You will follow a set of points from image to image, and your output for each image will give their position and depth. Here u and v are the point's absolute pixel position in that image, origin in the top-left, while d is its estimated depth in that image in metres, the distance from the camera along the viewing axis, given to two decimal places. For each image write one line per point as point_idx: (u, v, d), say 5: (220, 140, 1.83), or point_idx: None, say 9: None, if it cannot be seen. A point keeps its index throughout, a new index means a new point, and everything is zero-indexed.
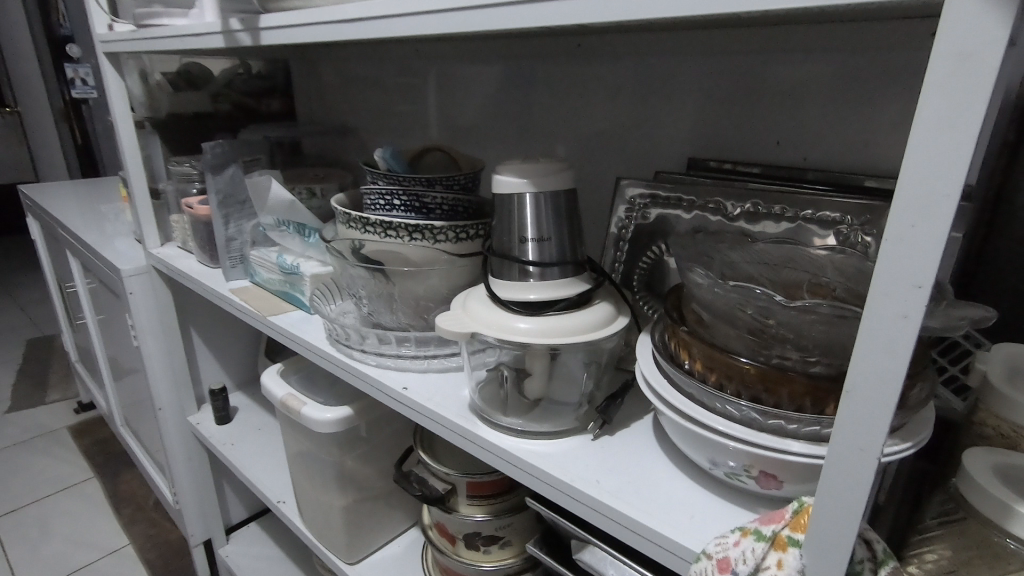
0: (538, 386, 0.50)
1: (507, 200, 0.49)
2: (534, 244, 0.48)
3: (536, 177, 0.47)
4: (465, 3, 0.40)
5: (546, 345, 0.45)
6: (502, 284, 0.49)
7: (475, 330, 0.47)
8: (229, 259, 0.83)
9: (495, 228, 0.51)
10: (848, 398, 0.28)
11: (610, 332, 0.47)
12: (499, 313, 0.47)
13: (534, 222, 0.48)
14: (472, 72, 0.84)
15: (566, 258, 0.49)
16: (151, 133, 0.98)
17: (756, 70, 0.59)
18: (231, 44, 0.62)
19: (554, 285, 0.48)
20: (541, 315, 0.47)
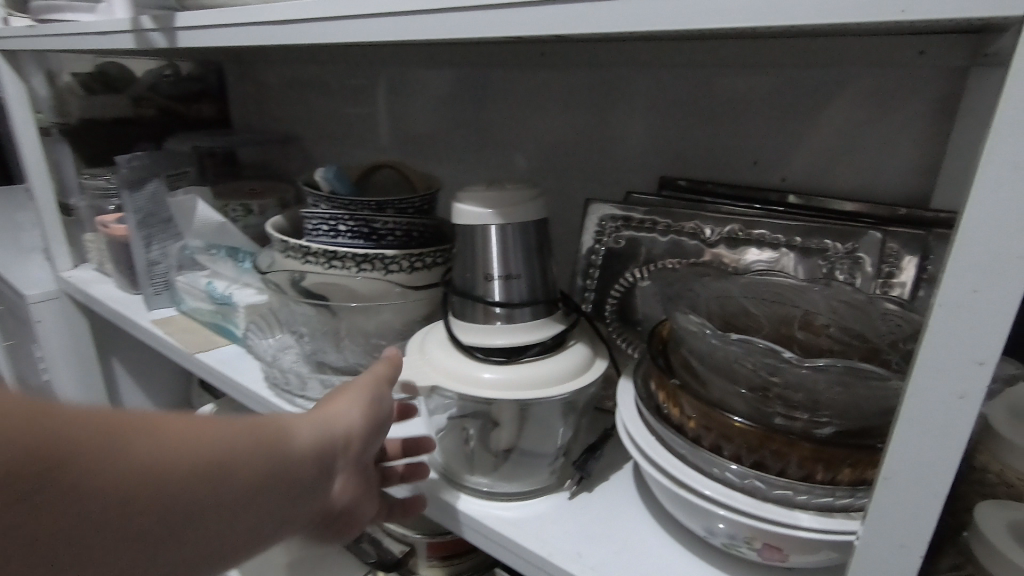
0: (507, 440, 0.43)
1: (469, 232, 0.43)
2: (500, 282, 0.43)
3: (502, 206, 0.42)
4: (418, 5, 0.34)
5: (516, 401, 0.40)
6: (464, 326, 0.44)
7: (434, 383, 0.41)
8: (152, 286, 0.74)
9: (456, 258, 0.46)
10: (884, 484, 0.24)
11: (589, 379, 0.42)
12: (462, 362, 0.42)
13: (501, 258, 0.43)
14: (425, 78, 0.78)
15: (537, 296, 0.44)
16: (59, 141, 0.87)
17: (729, 84, 0.55)
18: (142, 44, 0.53)
19: (525, 328, 0.42)
20: (511, 364, 0.41)
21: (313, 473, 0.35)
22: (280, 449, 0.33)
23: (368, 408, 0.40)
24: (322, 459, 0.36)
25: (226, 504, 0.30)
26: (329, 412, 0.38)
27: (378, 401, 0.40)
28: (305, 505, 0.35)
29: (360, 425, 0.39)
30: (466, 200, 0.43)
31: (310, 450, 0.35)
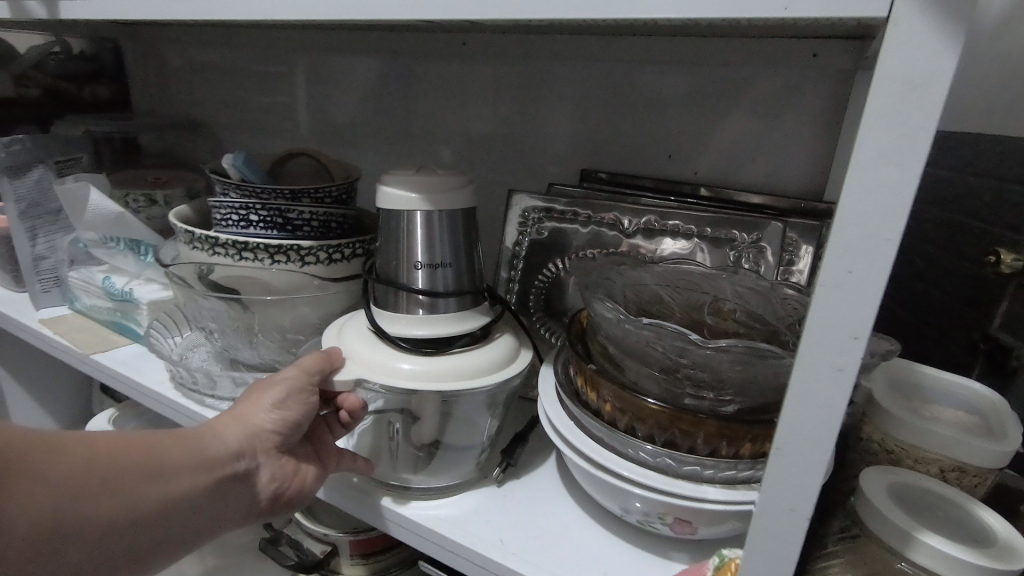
0: (429, 432, 0.43)
1: (394, 217, 0.42)
2: (425, 270, 0.43)
3: (429, 190, 0.41)
4: None
5: (447, 390, 0.39)
6: (387, 316, 0.43)
7: (354, 374, 0.40)
8: (40, 283, 0.68)
9: (378, 243, 0.45)
10: (776, 454, 0.26)
11: (513, 372, 0.42)
12: (390, 352, 0.40)
13: (427, 245, 0.42)
14: (344, 65, 0.75)
15: (462, 287, 0.44)
16: None
17: (645, 80, 0.57)
18: (17, 15, 0.48)
19: (453, 318, 0.43)
20: (443, 355, 0.41)
21: (214, 475, 0.38)
22: (175, 453, 0.36)
23: (299, 395, 0.41)
24: (228, 461, 0.39)
25: (118, 514, 0.33)
26: (243, 415, 0.40)
27: (294, 402, 0.40)
28: (231, 499, 0.40)
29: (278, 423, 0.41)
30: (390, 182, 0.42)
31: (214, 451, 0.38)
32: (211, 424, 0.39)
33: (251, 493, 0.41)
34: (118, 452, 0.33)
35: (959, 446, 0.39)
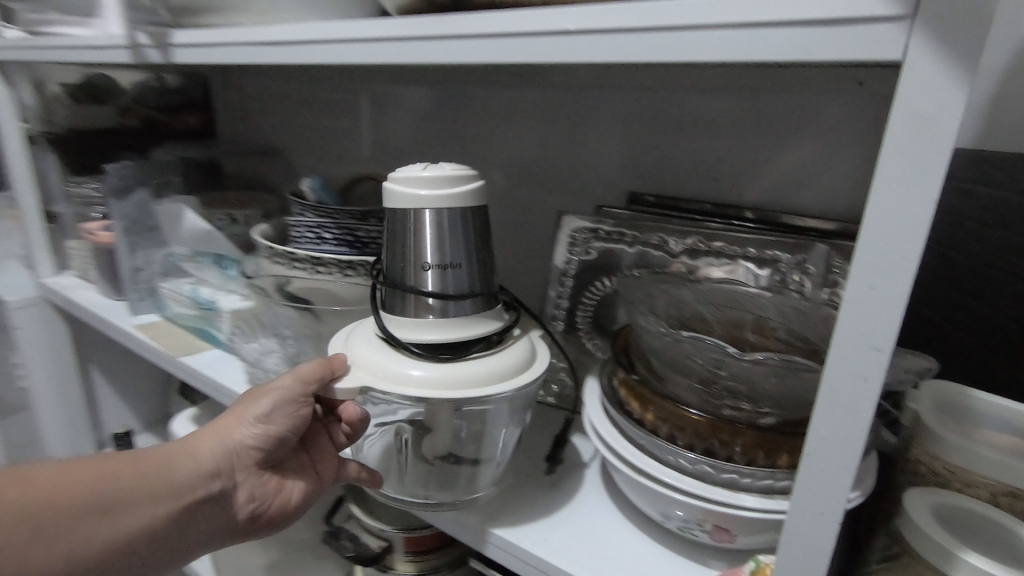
0: (441, 444, 0.45)
1: (403, 216, 0.43)
2: (436, 271, 0.43)
3: (440, 189, 0.42)
4: (395, 32, 0.37)
5: (445, 399, 0.39)
6: (396, 321, 0.44)
7: (367, 384, 0.40)
8: (136, 292, 0.75)
9: (386, 244, 0.45)
10: (807, 459, 0.27)
11: (526, 378, 0.42)
12: (394, 359, 0.41)
13: (436, 247, 0.42)
14: (406, 95, 0.81)
15: (472, 289, 0.44)
16: (47, 150, 0.89)
17: (691, 107, 0.60)
18: (136, 60, 0.56)
19: (462, 327, 0.43)
20: (445, 363, 0.41)
21: (189, 496, 0.44)
22: (146, 476, 0.43)
23: (281, 416, 0.45)
24: (208, 482, 0.45)
25: (86, 533, 0.39)
26: (220, 434, 0.47)
27: (274, 420, 0.45)
28: (206, 516, 0.46)
29: (259, 443, 0.47)
30: (398, 181, 0.43)
31: (199, 476, 0.45)
32: (189, 444, 0.46)
33: (229, 509, 0.47)
34: (82, 480, 0.40)
35: (1010, 470, 0.39)
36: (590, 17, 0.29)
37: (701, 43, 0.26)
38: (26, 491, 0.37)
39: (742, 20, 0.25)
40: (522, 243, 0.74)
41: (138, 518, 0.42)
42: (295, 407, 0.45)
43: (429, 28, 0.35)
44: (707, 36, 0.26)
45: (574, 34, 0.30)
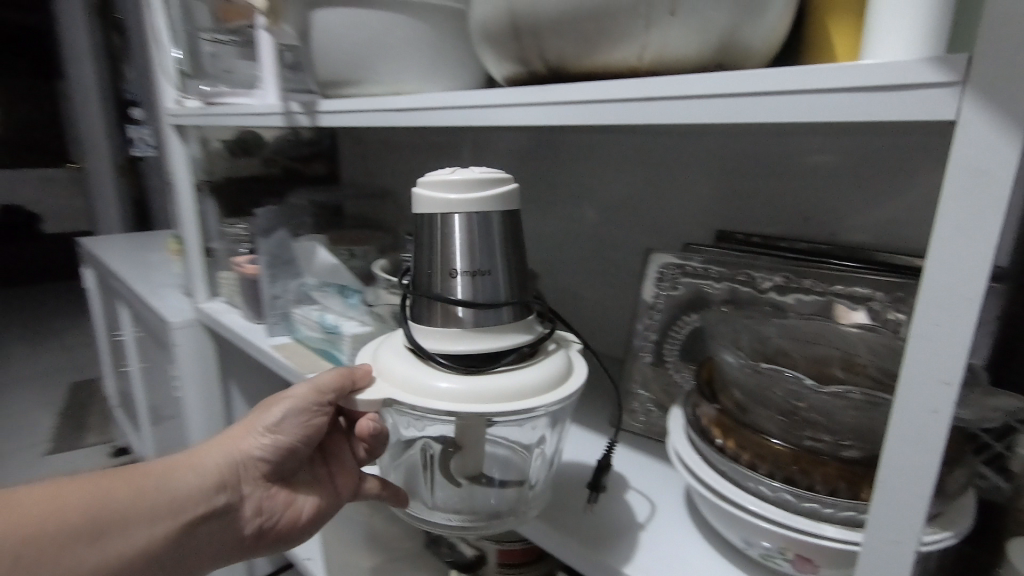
0: (469, 462, 0.50)
1: (432, 221, 0.45)
2: (465, 278, 0.45)
3: (469, 193, 0.44)
4: (505, 100, 0.43)
5: (463, 413, 0.40)
6: (425, 332, 0.46)
7: (393, 395, 0.43)
8: (273, 316, 0.87)
9: (418, 253, 0.48)
10: (880, 488, 0.29)
11: (550, 395, 0.43)
12: (417, 372, 0.43)
13: (463, 255, 0.45)
14: (505, 142, 0.89)
15: (500, 298, 0.46)
16: (207, 196, 1.04)
17: (778, 149, 0.62)
18: (289, 124, 0.67)
19: (487, 340, 0.44)
20: (466, 377, 0.42)
21: (200, 504, 0.54)
22: (157, 486, 0.51)
23: (290, 426, 0.55)
24: (217, 492, 0.55)
25: (95, 538, 0.47)
26: (230, 449, 0.56)
27: (283, 431, 0.55)
28: (211, 523, 0.55)
29: (266, 454, 0.57)
30: (426, 187, 0.45)
31: (208, 488, 0.54)
32: (201, 457, 0.55)
33: (235, 517, 0.57)
34: (99, 489, 0.48)
35: None
36: (670, 87, 0.34)
37: (768, 109, 0.30)
38: (59, 504, 0.46)
39: (806, 89, 0.29)
40: (612, 277, 0.79)
41: (146, 530, 0.50)
42: (298, 423, 0.55)
43: (534, 96, 0.41)
44: (774, 102, 0.30)
45: (656, 101, 0.35)
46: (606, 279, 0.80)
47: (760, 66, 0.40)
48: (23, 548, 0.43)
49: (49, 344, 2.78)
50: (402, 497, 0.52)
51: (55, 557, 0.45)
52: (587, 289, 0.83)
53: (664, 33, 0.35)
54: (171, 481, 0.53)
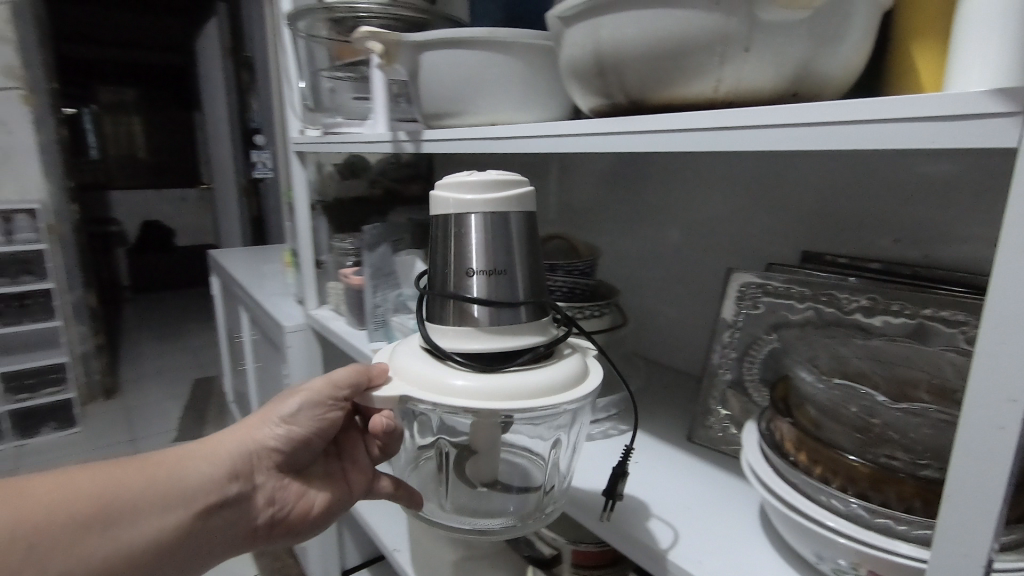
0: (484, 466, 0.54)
1: (452, 222, 0.49)
2: (481, 276, 0.48)
3: (485, 193, 0.47)
4: (592, 130, 0.48)
5: (476, 409, 0.42)
6: (441, 331, 0.48)
7: (411, 392, 0.45)
8: (374, 323, 0.95)
9: (436, 256, 0.51)
10: (948, 501, 0.30)
11: (563, 395, 0.44)
12: (432, 370, 0.45)
13: (478, 254, 0.48)
14: (590, 164, 0.94)
15: (513, 296, 0.48)
16: (320, 215, 1.17)
17: (866, 170, 0.61)
18: (396, 151, 0.76)
19: (500, 339, 0.46)
20: (480, 374, 0.44)
21: (214, 491, 0.59)
22: (167, 476, 0.57)
23: (302, 419, 0.61)
24: (230, 481, 0.61)
25: (100, 525, 0.52)
26: (244, 441, 0.62)
27: (295, 423, 0.61)
28: (220, 513, 0.60)
29: (279, 444, 0.63)
30: (446, 189, 0.49)
31: (221, 477, 0.60)
32: (217, 449, 0.61)
33: (245, 506, 0.62)
34: (107, 479, 0.54)
35: None
36: (747, 116, 0.37)
37: (838, 137, 0.33)
38: (67, 491, 0.51)
39: (872, 118, 0.31)
40: (693, 295, 0.81)
41: (158, 518, 0.55)
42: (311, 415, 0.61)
43: (619, 126, 0.46)
44: (843, 130, 0.32)
45: (731, 130, 0.38)
46: (688, 297, 0.81)
47: (836, 97, 0.41)
48: (38, 537, 0.48)
49: (178, 343, 3.13)
50: (418, 499, 0.56)
51: (68, 544, 0.50)
52: (669, 306, 0.84)
53: (741, 67, 0.38)
54: (182, 471, 0.58)
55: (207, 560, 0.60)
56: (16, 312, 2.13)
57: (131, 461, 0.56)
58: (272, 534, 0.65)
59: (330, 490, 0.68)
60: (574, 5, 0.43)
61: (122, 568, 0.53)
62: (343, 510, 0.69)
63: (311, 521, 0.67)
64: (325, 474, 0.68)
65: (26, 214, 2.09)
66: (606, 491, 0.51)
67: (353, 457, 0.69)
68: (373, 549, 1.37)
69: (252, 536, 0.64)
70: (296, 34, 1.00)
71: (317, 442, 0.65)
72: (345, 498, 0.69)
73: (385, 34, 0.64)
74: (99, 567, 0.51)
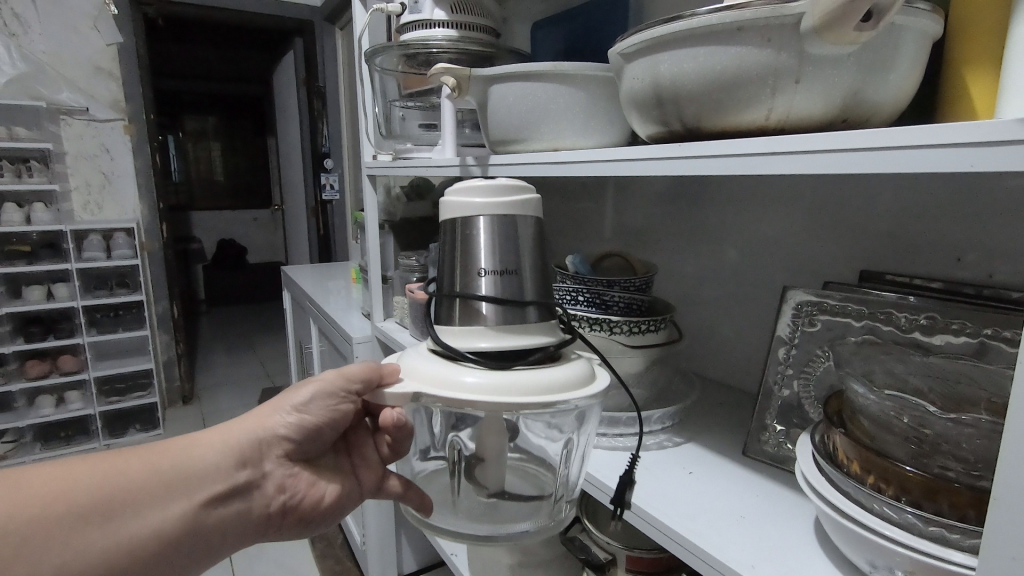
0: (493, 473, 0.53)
1: (460, 224, 0.52)
2: (489, 275, 0.50)
3: (489, 197, 0.51)
4: (652, 155, 0.52)
5: (492, 403, 0.42)
6: (451, 332, 0.50)
7: (420, 388, 0.45)
8: None
9: (446, 263, 0.54)
10: (997, 505, 0.31)
11: (571, 392, 0.44)
12: (444, 367, 0.46)
13: (486, 255, 0.50)
14: (646, 185, 0.97)
15: (518, 295, 0.50)
16: (388, 233, 1.25)
17: (926, 191, 0.61)
18: (464, 174, 0.82)
19: (510, 339, 0.48)
20: (492, 370, 0.45)
21: (221, 479, 0.59)
22: (173, 465, 0.57)
23: (317, 406, 0.63)
24: (239, 469, 0.61)
25: (101, 516, 0.51)
26: (254, 429, 0.63)
27: (311, 408, 0.63)
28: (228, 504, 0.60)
29: (289, 432, 0.64)
30: (455, 195, 0.52)
31: (228, 466, 0.60)
32: (225, 437, 0.62)
33: (254, 495, 0.63)
34: (112, 467, 0.54)
35: None
36: (798, 143, 0.40)
37: (887, 161, 0.35)
38: (70, 479, 0.51)
39: (918, 144, 0.33)
40: (749, 313, 0.82)
41: (162, 509, 0.55)
42: (326, 398, 0.62)
43: (676, 151, 0.49)
44: (891, 155, 0.35)
45: (784, 155, 0.41)
46: (744, 315, 0.83)
47: (887, 123, 0.44)
48: (32, 530, 0.48)
49: (249, 354, 3.32)
50: (428, 502, 0.58)
51: (65, 537, 0.49)
52: (726, 324, 0.86)
53: (792, 97, 0.41)
54: (187, 460, 0.58)
55: (214, 552, 0.60)
56: (112, 321, 2.34)
57: (134, 451, 0.56)
58: (282, 524, 0.66)
59: (340, 483, 0.71)
60: (635, 44, 0.47)
61: (125, 560, 0.52)
62: (351, 503, 0.71)
63: (320, 513, 0.69)
64: (336, 468, 0.71)
65: (124, 232, 2.31)
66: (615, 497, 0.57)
67: (363, 453, 0.72)
68: (429, 557, 1.41)
69: (261, 528, 0.65)
70: (372, 68, 1.09)
71: (326, 434, 0.67)
72: (354, 491, 0.71)
73: (459, 68, 0.70)
74: (99, 561, 0.51)
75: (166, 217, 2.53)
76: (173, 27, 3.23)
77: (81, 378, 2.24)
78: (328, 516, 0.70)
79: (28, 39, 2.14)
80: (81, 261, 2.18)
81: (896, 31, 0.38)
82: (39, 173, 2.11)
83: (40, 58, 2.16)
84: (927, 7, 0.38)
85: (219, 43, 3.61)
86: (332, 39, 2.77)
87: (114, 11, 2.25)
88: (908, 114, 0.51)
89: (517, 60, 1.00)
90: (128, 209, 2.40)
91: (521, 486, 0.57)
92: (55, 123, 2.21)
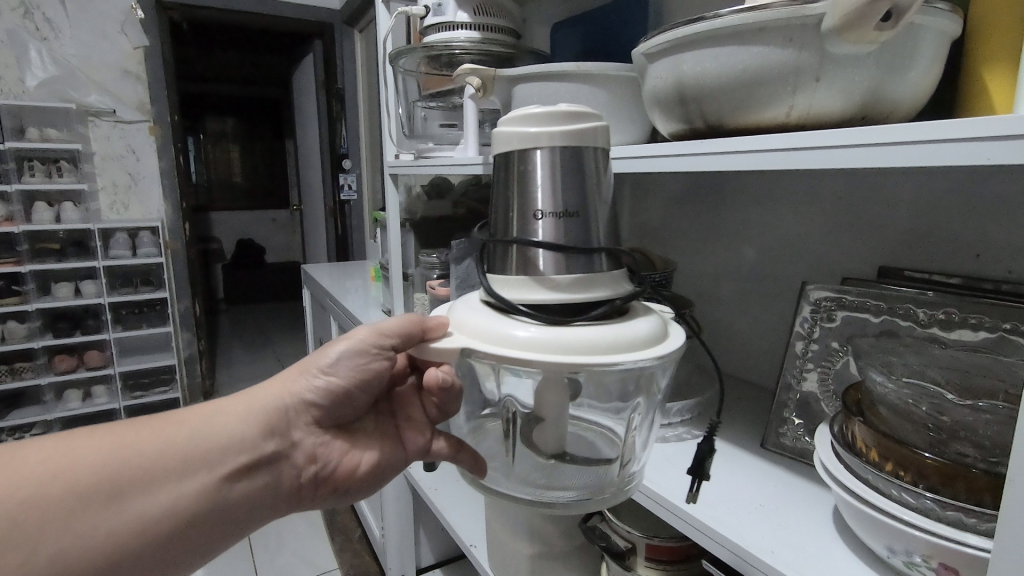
0: (551, 435, 0.54)
1: (515, 158, 0.51)
2: (550, 218, 0.50)
3: (550, 125, 0.49)
4: (676, 152, 0.53)
5: (542, 361, 0.43)
6: (507, 283, 0.50)
7: (464, 346, 0.47)
8: None
9: (505, 198, 0.54)
10: (1013, 485, 0.32)
11: (628, 357, 0.44)
12: (497, 323, 0.47)
13: (547, 195, 0.50)
14: (663, 181, 0.99)
15: (579, 235, 0.50)
16: (409, 231, 1.28)
17: (945, 188, 0.62)
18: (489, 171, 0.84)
19: (570, 293, 0.48)
20: (548, 326, 0.45)
21: (244, 453, 0.60)
22: (189, 440, 0.57)
23: (345, 365, 0.63)
24: (264, 441, 0.61)
25: (107, 497, 0.52)
26: (278, 396, 0.64)
27: (345, 366, 0.63)
28: (249, 478, 0.60)
29: (317, 397, 0.64)
30: (508, 124, 0.51)
31: (254, 437, 0.61)
32: (248, 409, 0.62)
33: (278, 468, 0.63)
34: (121, 444, 0.55)
35: None
36: (814, 140, 0.41)
37: (902, 157, 0.36)
38: (76, 458, 0.52)
39: (932, 139, 0.35)
40: (769, 307, 0.83)
41: (177, 484, 0.56)
42: (365, 348, 0.62)
43: (701, 147, 0.50)
44: (905, 150, 0.36)
45: (802, 151, 0.42)
46: (764, 310, 0.84)
47: (907, 117, 0.45)
48: (29, 511, 0.49)
49: (265, 353, 3.36)
50: (482, 466, 0.59)
51: (65, 518, 0.50)
52: (747, 318, 0.86)
53: (812, 94, 0.42)
54: (207, 432, 0.59)
55: (239, 528, 0.61)
56: (136, 317, 2.39)
57: (151, 423, 0.58)
58: (316, 496, 0.67)
59: (380, 448, 0.71)
60: (659, 44, 0.48)
61: (137, 539, 0.53)
62: (394, 471, 0.71)
63: (357, 482, 0.69)
64: (376, 432, 0.71)
65: (149, 231, 2.36)
66: (693, 470, 0.58)
67: (407, 414, 0.72)
68: (447, 551, 1.43)
69: (293, 501, 0.66)
70: (394, 69, 1.11)
71: (357, 397, 0.66)
72: (397, 457, 0.71)
73: (483, 69, 0.72)
74: (104, 542, 0.52)
75: (188, 217, 2.59)
76: (198, 31, 3.31)
77: (105, 373, 2.30)
78: (365, 486, 0.70)
79: (59, 44, 2.21)
80: (107, 259, 2.24)
81: (915, 30, 0.40)
82: (69, 173, 2.17)
83: (70, 61, 2.23)
84: (947, 6, 0.39)
85: (239, 46, 3.68)
86: (351, 42, 2.82)
87: (141, 16, 2.30)
88: (929, 110, 0.51)
89: (538, 60, 1.02)
90: (152, 209, 2.47)
91: (581, 450, 0.58)
92: (85, 125, 2.27)
